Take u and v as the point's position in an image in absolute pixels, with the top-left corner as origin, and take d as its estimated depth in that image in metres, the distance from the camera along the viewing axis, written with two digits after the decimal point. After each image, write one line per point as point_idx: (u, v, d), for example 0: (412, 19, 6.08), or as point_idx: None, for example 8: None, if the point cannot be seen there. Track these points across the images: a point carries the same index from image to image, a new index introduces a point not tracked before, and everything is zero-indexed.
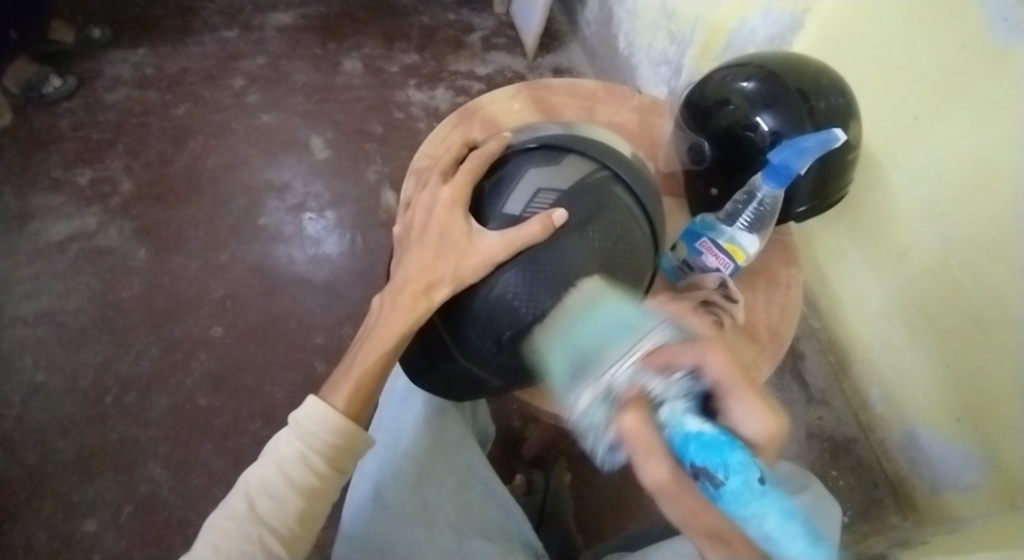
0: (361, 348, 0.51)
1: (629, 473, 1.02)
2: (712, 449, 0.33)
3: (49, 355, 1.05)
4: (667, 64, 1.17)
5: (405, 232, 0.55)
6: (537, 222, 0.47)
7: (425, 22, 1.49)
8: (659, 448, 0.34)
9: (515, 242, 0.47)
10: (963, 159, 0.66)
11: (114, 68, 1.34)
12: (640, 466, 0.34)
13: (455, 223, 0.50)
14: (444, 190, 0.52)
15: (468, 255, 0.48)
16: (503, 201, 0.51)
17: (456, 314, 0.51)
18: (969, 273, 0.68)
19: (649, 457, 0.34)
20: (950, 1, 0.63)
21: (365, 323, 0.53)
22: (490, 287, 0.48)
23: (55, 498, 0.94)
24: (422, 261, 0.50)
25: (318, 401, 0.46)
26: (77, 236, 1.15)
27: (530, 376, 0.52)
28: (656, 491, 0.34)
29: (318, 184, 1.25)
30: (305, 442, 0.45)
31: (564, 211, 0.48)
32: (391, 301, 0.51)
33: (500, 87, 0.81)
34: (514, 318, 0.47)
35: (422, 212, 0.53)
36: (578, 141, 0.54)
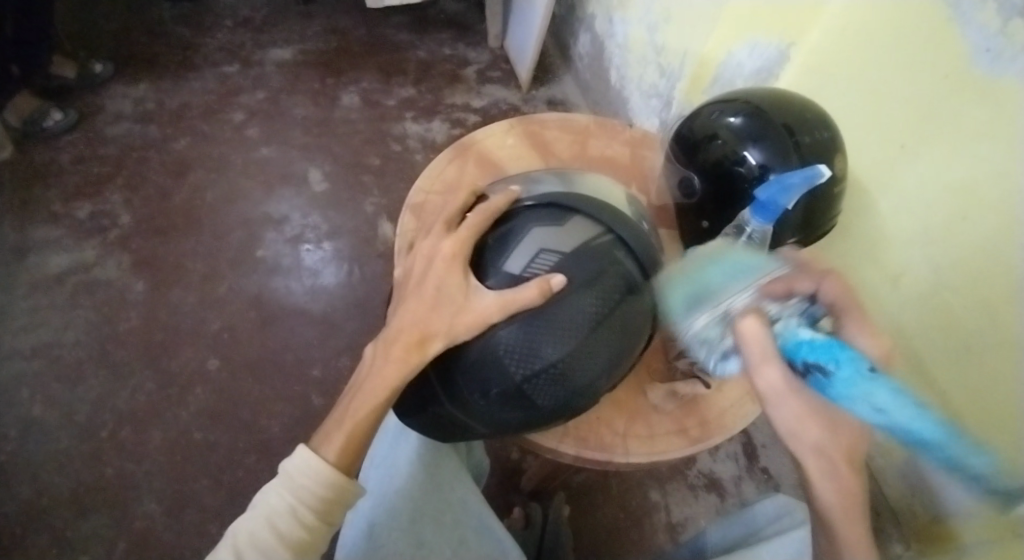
0: (353, 398, 0.50)
1: (629, 504, 1.02)
2: (824, 349, 0.42)
3: (45, 389, 1.05)
4: (658, 97, 1.20)
5: (405, 278, 0.54)
6: (535, 286, 0.47)
7: (422, 57, 1.52)
8: (774, 353, 0.43)
9: (511, 308, 0.47)
10: (949, 186, 0.68)
11: (116, 103, 1.36)
12: (757, 368, 0.44)
13: (454, 274, 0.50)
14: (445, 242, 0.52)
15: (465, 314, 0.49)
16: (504, 258, 0.52)
17: (452, 365, 0.51)
18: (960, 297, 0.69)
19: (765, 361, 0.43)
20: (931, 36, 0.66)
21: (358, 372, 0.52)
22: (483, 345, 0.49)
23: (48, 535, 0.93)
24: (418, 313, 0.50)
25: (309, 454, 0.46)
26: (75, 269, 1.16)
27: (518, 427, 0.54)
28: (767, 392, 0.43)
29: (316, 216, 1.26)
30: (296, 495, 0.46)
31: (562, 275, 0.49)
32: (387, 352, 0.50)
33: (494, 123, 0.83)
34: (505, 375, 0.49)
35: (423, 260, 0.53)
36: (580, 201, 0.56)
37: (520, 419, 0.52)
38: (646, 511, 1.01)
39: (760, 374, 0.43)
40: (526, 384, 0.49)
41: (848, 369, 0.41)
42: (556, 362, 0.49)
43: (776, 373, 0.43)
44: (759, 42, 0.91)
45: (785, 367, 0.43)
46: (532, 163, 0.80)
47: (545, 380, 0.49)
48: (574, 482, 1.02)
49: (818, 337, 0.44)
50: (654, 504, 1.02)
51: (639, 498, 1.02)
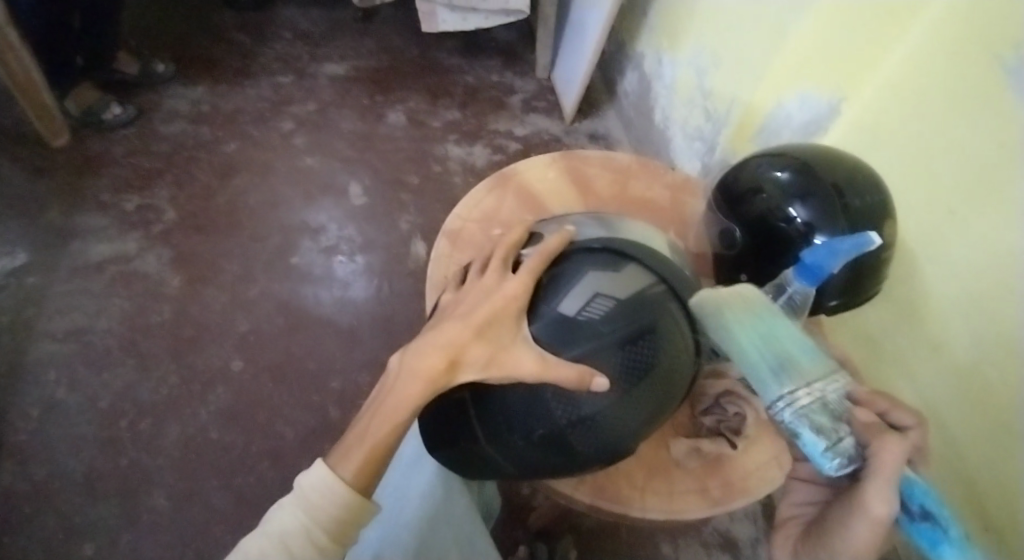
0: (376, 413, 0.48)
1: (637, 554, 0.99)
2: (933, 513, 0.45)
3: (72, 373, 1.07)
4: (701, 141, 1.20)
5: (453, 304, 0.53)
6: (575, 372, 0.45)
7: (470, 81, 1.55)
8: (891, 494, 0.45)
9: (546, 379, 0.46)
10: (999, 259, 0.65)
11: (173, 102, 1.41)
12: (872, 499, 0.45)
13: (506, 315, 0.50)
14: (508, 283, 0.52)
15: (504, 355, 0.48)
16: (556, 298, 0.51)
17: (493, 402, 0.50)
18: (1001, 375, 0.65)
19: (881, 497, 0.45)
20: (988, 106, 0.64)
21: (380, 382, 0.50)
22: (534, 391, 0.49)
23: (58, 518, 0.94)
24: (457, 339, 0.48)
25: (328, 473, 0.46)
26: (116, 259, 1.19)
27: (549, 470, 0.53)
28: (865, 513, 0.46)
29: (351, 228, 1.28)
30: (311, 514, 0.46)
31: (605, 379, 0.46)
32: (415, 367, 0.48)
33: (537, 155, 0.84)
34: (549, 419, 0.49)
35: (479, 291, 0.52)
36: (644, 253, 0.56)
37: (552, 466, 0.52)
38: None
39: (872, 504, 0.45)
40: (570, 430, 0.49)
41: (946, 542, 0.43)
42: (605, 411, 0.49)
43: (882, 507, 0.45)
44: (810, 96, 0.90)
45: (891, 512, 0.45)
46: (571, 199, 0.81)
47: (589, 428, 0.49)
48: (584, 525, 1.00)
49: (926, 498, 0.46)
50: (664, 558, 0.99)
51: (648, 550, 0.99)
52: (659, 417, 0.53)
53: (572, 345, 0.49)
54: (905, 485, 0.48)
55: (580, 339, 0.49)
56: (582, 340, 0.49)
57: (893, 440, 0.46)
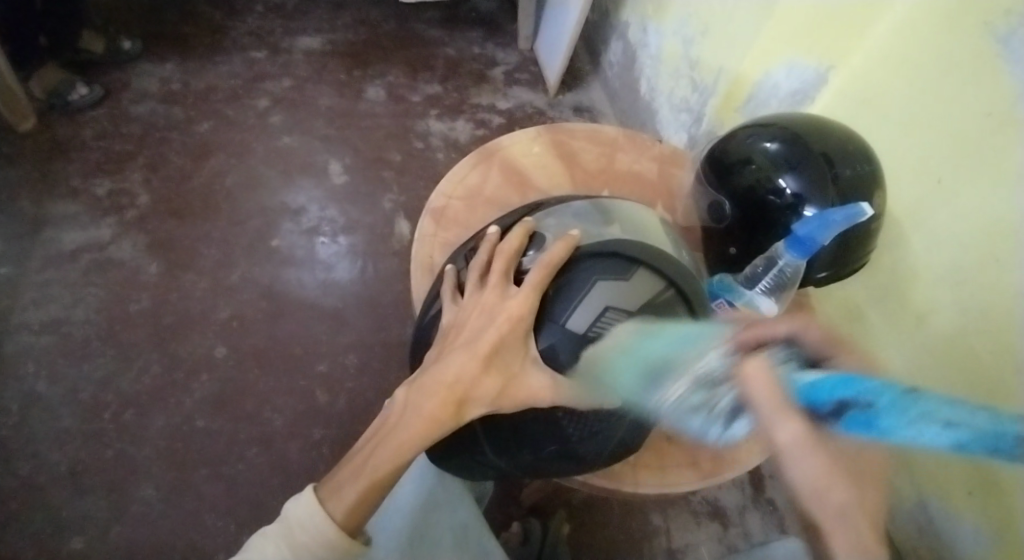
0: (382, 444, 0.49)
1: (629, 527, 1.00)
2: (840, 384, 0.30)
3: (51, 365, 1.04)
4: (688, 112, 1.18)
5: (457, 324, 0.53)
6: (592, 394, 0.47)
7: (450, 54, 1.50)
8: (787, 406, 0.32)
9: (559, 399, 0.48)
10: (985, 227, 0.64)
11: (141, 81, 1.36)
12: (772, 428, 0.33)
13: (512, 337, 0.49)
14: (512, 303, 0.51)
15: (515, 386, 0.48)
16: (563, 313, 0.50)
17: (503, 421, 0.51)
18: (984, 343, 0.66)
19: (778, 417, 0.32)
20: (976, 70, 0.63)
21: (384, 414, 0.51)
22: (544, 412, 0.50)
23: (45, 512, 0.93)
24: (465, 368, 0.49)
25: (314, 510, 0.45)
26: (90, 246, 1.16)
27: (555, 472, 0.55)
28: (788, 453, 0.32)
29: (333, 208, 1.25)
30: (294, 551, 0.45)
31: (619, 399, 0.48)
32: (418, 403, 0.49)
33: (521, 129, 0.81)
34: (559, 435, 0.51)
35: (483, 315, 0.51)
36: (651, 253, 0.54)
37: (559, 470, 0.54)
38: (647, 535, 0.99)
39: (773, 432, 0.33)
40: (578, 443, 0.51)
41: (871, 400, 0.28)
42: (613, 425, 0.50)
43: (791, 429, 0.32)
44: (798, 64, 0.88)
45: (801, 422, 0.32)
46: (557, 174, 0.79)
47: (595, 441, 0.51)
48: (576, 500, 1.00)
49: (820, 377, 0.32)
50: (655, 529, 1.00)
51: (640, 522, 1.00)
52: None
53: (579, 365, 0.49)
54: (794, 389, 0.33)
55: (585, 357, 0.49)
56: (590, 360, 0.49)
57: (756, 351, 0.35)
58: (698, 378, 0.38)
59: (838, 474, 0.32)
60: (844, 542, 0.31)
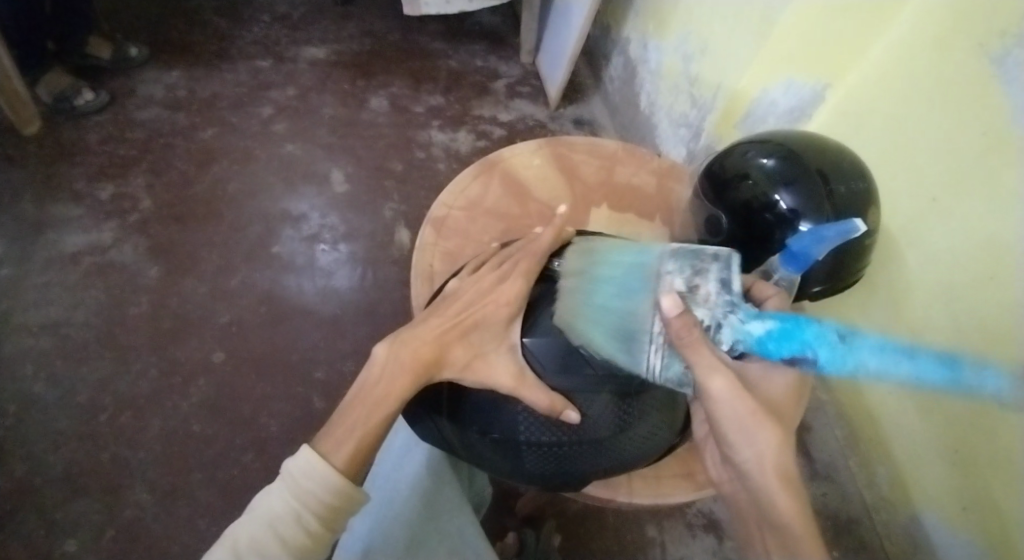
0: (365, 397, 0.49)
1: (623, 538, 1.00)
2: (788, 337, 0.37)
3: (49, 366, 1.05)
4: (687, 127, 1.19)
5: (451, 298, 0.56)
6: (550, 397, 0.48)
7: (453, 66, 1.52)
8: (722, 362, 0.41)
9: (520, 394, 0.49)
10: (976, 246, 0.66)
11: (147, 87, 1.37)
12: (708, 377, 0.41)
13: (495, 320, 0.53)
14: (505, 288, 0.54)
15: (481, 362, 0.51)
16: None
17: (471, 401, 0.53)
18: (977, 358, 0.67)
19: (715, 371, 0.41)
20: (971, 90, 0.64)
21: (363, 370, 0.51)
22: (509, 401, 0.52)
23: (39, 514, 0.93)
24: (444, 334, 0.52)
25: (318, 460, 0.45)
26: (92, 249, 1.16)
27: (510, 477, 0.56)
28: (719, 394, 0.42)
29: (334, 216, 1.26)
30: (301, 501, 0.45)
31: (577, 415, 0.49)
32: (404, 359, 0.50)
33: (522, 142, 0.82)
34: (510, 429, 0.52)
35: (474, 294, 0.55)
36: None
37: (510, 471, 0.54)
38: (642, 548, 0.99)
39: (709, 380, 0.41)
40: (524, 447, 0.52)
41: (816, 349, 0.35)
42: (563, 443, 0.51)
43: (721, 381, 0.41)
44: (795, 81, 0.88)
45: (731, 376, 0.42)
46: (556, 187, 0.80)
47: (541, 453, 0.52)
48: (569, 512, 1.00)
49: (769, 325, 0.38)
50: (651, 542, 1.00)
51: (634, 534, 1.01)
52: (621, 467, 0.55)
53: (559, 374, 0.50)
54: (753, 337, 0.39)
55: (571, 371, 0.50)
56: (571, 372, 0.50)
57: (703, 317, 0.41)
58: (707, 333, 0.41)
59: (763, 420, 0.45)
60: (789, 516, 0.44)
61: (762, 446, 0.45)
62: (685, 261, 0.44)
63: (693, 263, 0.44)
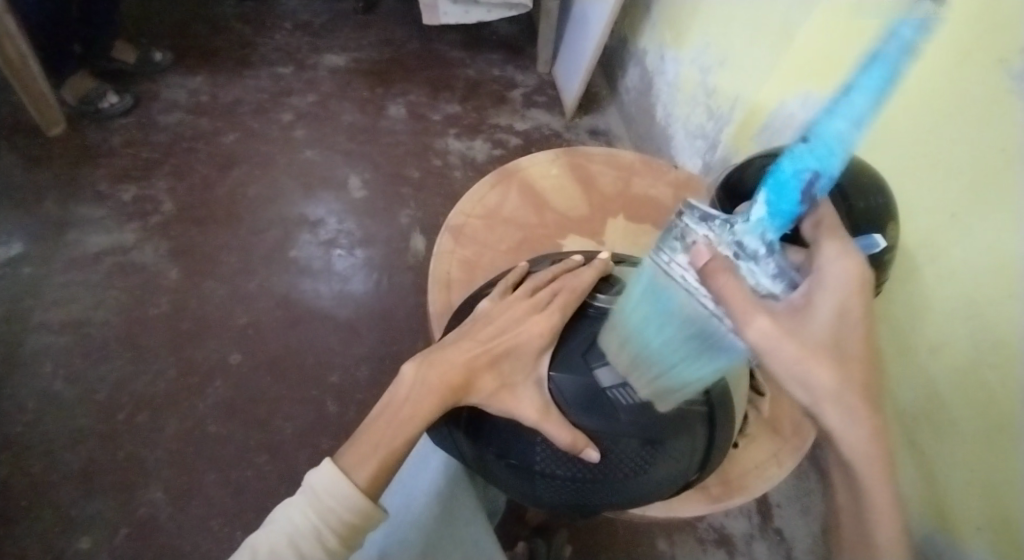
0: (390, 418, 0.50)
1: (632, 550, 1.00)
2: (782, 184, 0.43)
3: (69, 364, 1.06)
4: (703, 138, 1.20)
5: (480, 322, 0.56)
6: (569, 437, 0.48)
7: (470, 75, 1.53)
8: (752, 307, 0.41)
9: (543, 428, 0.49)
10: (995, 262, 0.65)
11: (171, 92, 1.40)
12: (745, 322, 0.41)
13: (525, 352, 0.52)
14: (537, 320, 0.54)
15: (507, 392, 0.51)
16: (599, 360, 0.51)
17: (491, 428, 0.53)
18: (996, 376, 0.67)
19: (748, 314, 0.41)
20: (989, 104, 0.63)
21: (391, 388, 0.52)
22: (527, 432, 0.52)
23: (56, 510, 0.95)
24: (472, 360, 0.52)
25: (341, 476, 0.47)
26: (114, 250, 1.18)
27: (524, 497, 0.57)
28: (765, 340, 0.41)
29: (351, 222, 1.27)
30: (322, 516, 0.46)
31: (598, 454, 0.49)
32: (431, 382, 0.51)
33: (541, 151, 0.83)
34: (526, 458, 0.52)
35: (507, 322, 0.54)
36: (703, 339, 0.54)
37: (524, 493, 0.55)
38: None
39: (751, 324, 0.41)
40: (539, 476, 0.52)
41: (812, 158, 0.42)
42: (578, 478, 0.51)
43: (760, 322, 0.41)
44: (811, 93, 0.88)
45: (768, 316, 0.41)
46: (574, 197, 0.80)
47: (552, 483, 0.52)
48: (580, 522, 1.00)
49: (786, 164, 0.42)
50: (661, 554, 1.00)
51: (644, 545, 1.00)
52: (632, 501, 0.54)
53: (581, 412, 0.50)
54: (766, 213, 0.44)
55: (595, 410, 0.50)
56: (597, 413, 0.50)
57: (721, 266, 0.43)
58: (744, 257, 0.45)
59: (825, 361, 0.42)
60: (863, 452, 0.43)
61: (819, 388, 0.43)
62: (672, 245, 0.47)
63: (678, 235, 0.47)
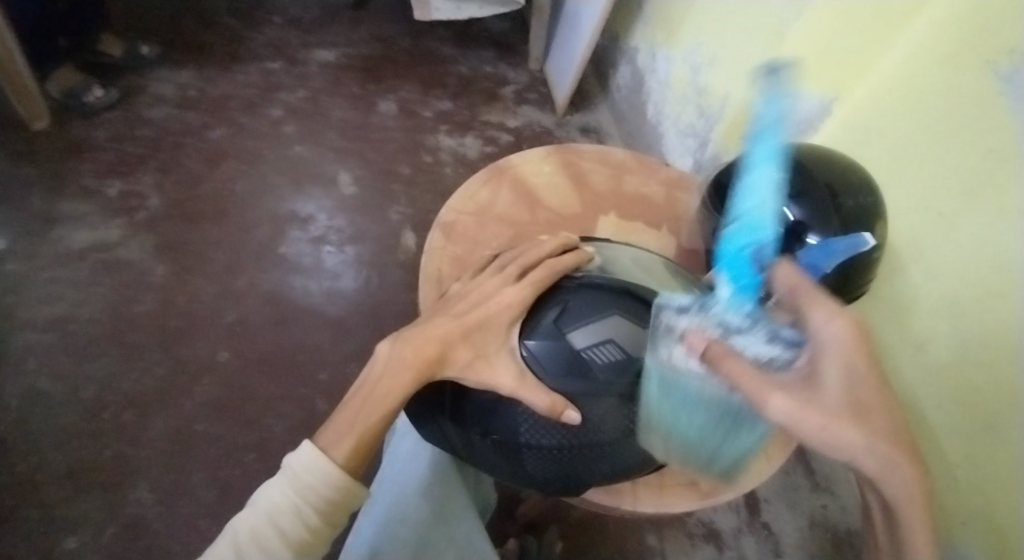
0: (366, 395, 0.49)
1: (622, 547, 1.00)
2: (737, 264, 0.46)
3: (54, 362, 1.05)
4: (694, 137, 1.20)
5: (456, 298, 0.56)
6: (548, 401, 0.48)
7: (461, 72, 1.53)
8: (771, 384, 0.36)
9: (519, 395, 0.49)
10: (982, 262, 0.66)
11: (158, 86, 1.38)
12: (764, 404, 0.36)
13: (498, 322, 0.52)
14: (510, 294, 0.54)
15: (482, 365, 0.51)
16: (570, 325, 0.53)
17: (474, 405, 0.54)
18: (983, 375, 0.67)
19: (766, 393, 0.36)
20: (978, 106, 0.63)
21: (366, 367, 0.51)
22: (510, 402, 0.52)
23: (41, 510, 0.93)
24: (448, 333, 0.51)
25: (320, 455, 0.46)
26: (99, 246, 1.17)
27: (510, 478, 0.57)
28: (785, 418, 0.36)
29: (341, 218, 1.26)
30: (302, 496, 0.46)
31: (578, 416, 0.49)
32: (406, 358, 0.50)
33: (533, 149, 0.83)
34: (511, 430, 0.53)
35: (481, 296, 0.54)
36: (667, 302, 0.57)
37: (510, 472, 0.55)
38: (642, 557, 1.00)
39: (766, 404, 0.36)
40: (526, 449, 0.53)
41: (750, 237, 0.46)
42: (565, 446, 0.52)
43: (777, 400, 0.36)
44: (802, 93, 0.89)
45: (781, 389, 0.36)
46: (565, 194, 0.80)
47: (539, 454, 0.53)
48: (570, 520, 1.00)
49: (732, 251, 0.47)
50: (651, 551, 1.00)
51: (634, 541, 1.01)
52: (622, 469, 0.56)
53: (559, 376, 0.51)
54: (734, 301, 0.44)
55: (572, 372, 0.51)
56: (577, 376, 0.51)
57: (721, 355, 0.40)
58: (733, 331, 0.42)
59: (848, 422, 0.35)
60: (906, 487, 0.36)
61: (849, 449, 0.35)
62: (668, 338, 0.46)
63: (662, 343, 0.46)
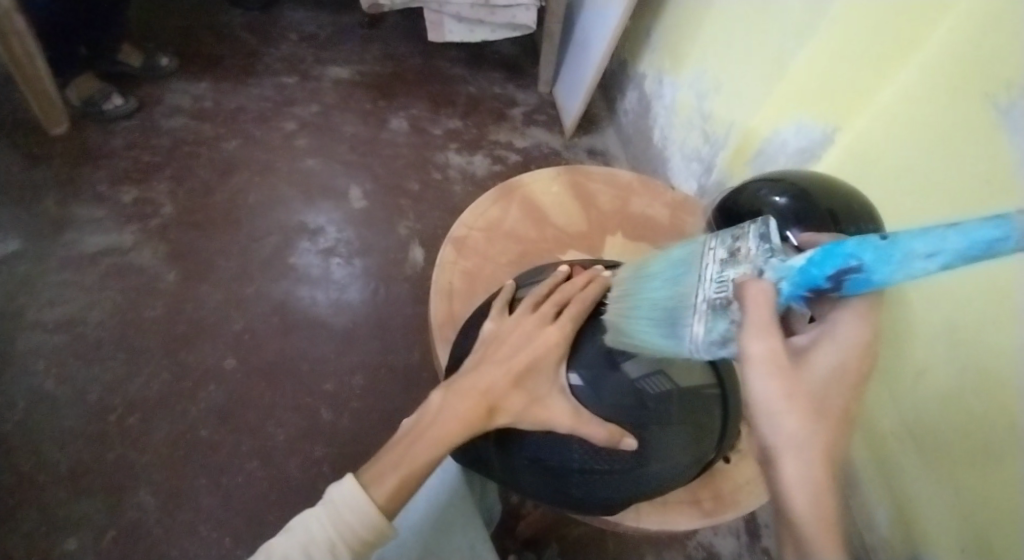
0: (418, 443, 0.51)
1: None
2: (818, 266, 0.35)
3: (61, 364, 1.06)
4: (699, 162, 1.22)
5: (494, 338, 0.57)
6: (608, 429, 0.50)
7: (472, 92, 1.56)
8: (774, 330, 0.36)
9: (578, 430, 0.51)
10: (980, 286, 0.67)
11: (175, 97, 1.41)
12: (748, 338, 0.37)
13: (545, 363, 0.54)
14: (550, 330, 0.55)
15: (539, 407, 0.52)
16: (623, 354, 0.53)
17: (520, 438, 0.54)
18: (980, 400, 0.68)
19: (760, 334, 0.36)
20: (979, 137, 0.64)
21: (417, 414, 0.54)
22: (562, 436, 0.52)
23: (41, 511, 0.94)
24: (496, 381, 0.53)
25: (361, 492, 0.48)
26: (111, 251, 1.19)
27: (551, 500, 0.56)
28: (756, 361, 0.37)
29: (350, 231, 1.28)
30: (338, 530, 0.48)
31: (635, 441, 0.51)
32: (458, 410, 0.52)
33: (542, 168, 0.85)
34: (562, 459, 0.52)
35: (518, 336, 0.56)
36: None
37: (553, 495, 0.55)
38: None
39: (751, 342, 0.37)
40: (576, 475, 0.52)
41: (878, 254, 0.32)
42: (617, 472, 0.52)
43: (762, 346, 0.37)
44: (805, 123, 0.92)
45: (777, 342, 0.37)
46: (573, 213, 0.82)
47: (590, 481, 0.53)
48: (569, 537, 1.00)
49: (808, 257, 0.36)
50: None
51: None
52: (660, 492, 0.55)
53: (613, 408, 0.52)
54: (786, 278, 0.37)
55: (617, 399, 0.52)
56: (625, 406, 0.52)
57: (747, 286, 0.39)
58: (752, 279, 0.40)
59: (805, 416, 0.38)
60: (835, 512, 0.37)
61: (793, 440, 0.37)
62: (723, 237, 0.44)
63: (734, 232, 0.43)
